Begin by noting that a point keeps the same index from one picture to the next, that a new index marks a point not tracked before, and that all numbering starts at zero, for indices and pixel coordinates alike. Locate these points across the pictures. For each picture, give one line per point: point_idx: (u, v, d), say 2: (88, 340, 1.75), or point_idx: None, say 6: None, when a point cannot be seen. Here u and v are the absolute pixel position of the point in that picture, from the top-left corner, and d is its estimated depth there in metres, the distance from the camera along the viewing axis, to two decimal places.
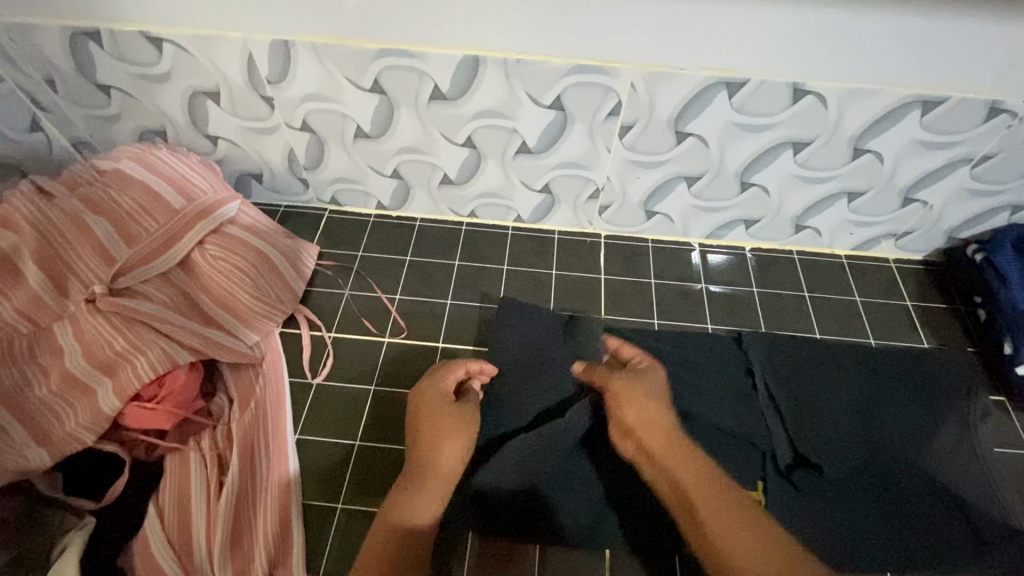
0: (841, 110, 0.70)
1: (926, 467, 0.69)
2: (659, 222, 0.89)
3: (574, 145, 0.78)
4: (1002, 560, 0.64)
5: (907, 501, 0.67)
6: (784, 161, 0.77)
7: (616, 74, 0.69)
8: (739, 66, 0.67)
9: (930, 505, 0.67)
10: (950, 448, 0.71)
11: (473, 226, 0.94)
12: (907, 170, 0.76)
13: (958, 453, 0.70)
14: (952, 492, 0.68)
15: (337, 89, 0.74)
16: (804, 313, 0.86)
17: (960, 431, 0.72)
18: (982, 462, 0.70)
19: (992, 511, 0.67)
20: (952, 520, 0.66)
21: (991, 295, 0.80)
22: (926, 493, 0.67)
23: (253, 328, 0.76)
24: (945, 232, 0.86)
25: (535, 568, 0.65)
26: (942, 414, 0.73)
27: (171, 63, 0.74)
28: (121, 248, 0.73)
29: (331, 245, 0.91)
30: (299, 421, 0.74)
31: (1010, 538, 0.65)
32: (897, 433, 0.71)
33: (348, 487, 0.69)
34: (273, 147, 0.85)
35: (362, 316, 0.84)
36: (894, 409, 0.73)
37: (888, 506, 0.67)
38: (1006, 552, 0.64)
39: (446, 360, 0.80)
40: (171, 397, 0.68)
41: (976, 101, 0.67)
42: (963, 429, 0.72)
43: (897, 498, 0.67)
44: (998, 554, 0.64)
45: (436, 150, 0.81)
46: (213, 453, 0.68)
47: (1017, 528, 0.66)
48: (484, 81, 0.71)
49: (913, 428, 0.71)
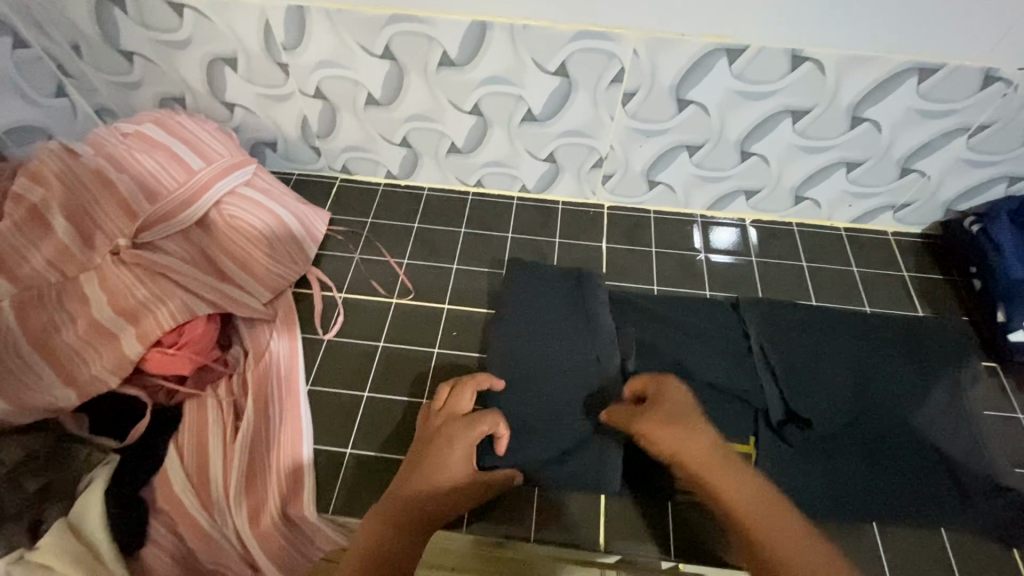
0: (838, 78, 0.71)
1: (916, 426, 0.71)
2: (661, 193, 0.92)
3: (578, 113, 0.80)
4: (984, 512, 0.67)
5: (897, 457, 0.69)
6: (783, 130, 0.78)
7: (619, 41, 0.71)
8: (739, 33, 0.69)
9: (920, 461, 0.69)
10: (943, 409, 0.72)
11: (480, 195, 0.97)
12: (905, 140, 0.78)
13: (949, 414, 0.72)
14: (942, 449, 0.69)
15: (350, 55, 0.77)
16: (801, 283, 0.88)
17: (952, 392, 0.73)
18: (973, 422, 0.72)
19: (981, 468, 0.68)
20: (940, 476, 0.68)
21: (985, 265, 0.82)
22: (915, 450, 0.69)
23: (267, 286, 0.79)
24: (943, 205, 0.87)
25: (534, 515, 0.69)
26: (934, 376, 0.74)
27: (192, 29, 0.78)
28: (143, 205, 0.76)
29: (342, 212, 0.94)
30: (311, 374, 0.77)
31: (994, 493, 0.67)
32: (887, 393, 0.73)
33: (357, 434, 0.72)
34: (287, 114, 0.88)
35: (372, 279, 0.87)
36: (887, 371, 0.75)
37: (878, 461, 0.69)
38: (989, 505, 0.67)
39: (452, 320, 0.83)
40: (190, 345, 0.72)
41: (971, 69, 0.69)
42: (955, 391, 0.74)
43: (888, 454, 0.69)
44: (982, 508, 0.67)
45: (445, 118, 0.84)
46: (229, 400, 0.72)
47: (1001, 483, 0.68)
48: (491, 49, 0.74)
49: (904, 389, 0.73)
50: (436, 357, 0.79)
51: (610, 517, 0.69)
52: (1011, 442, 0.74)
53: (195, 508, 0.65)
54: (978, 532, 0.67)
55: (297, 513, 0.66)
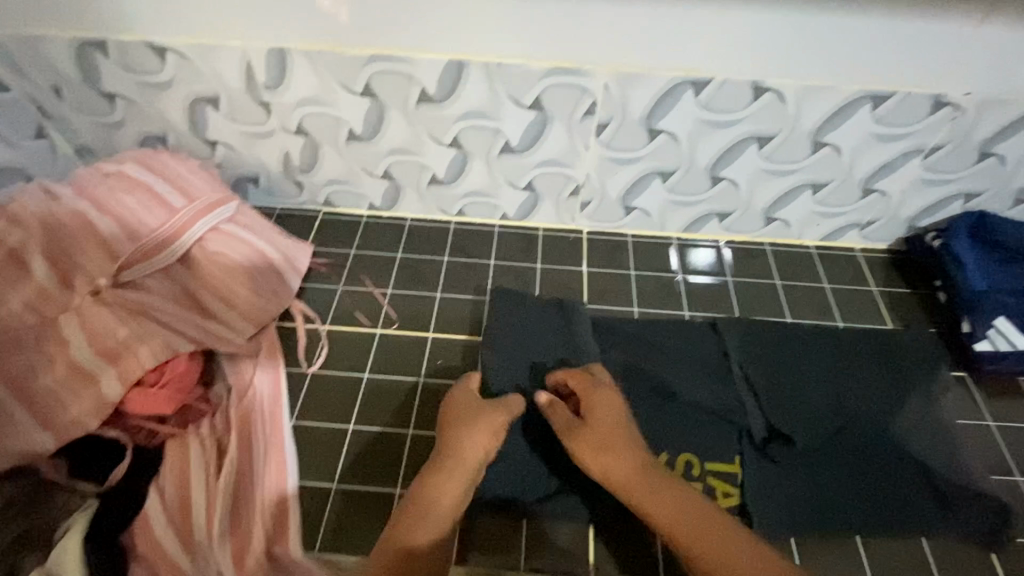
0: (799, 106, 0.75)
1: (892, 437, 0.73)
2: (638, 217, 0.94)
3: (554, 144, 0.83)
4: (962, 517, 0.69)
5: (878, 468, 0.71)
6: (750, 155, 0.82)
7: (590, 76, 0.74)
8: (703, 66, 0.73)
9: (902, 471, 0.71)
10: (915, 418, 0.75)
11: (462, 224, 0.98)
12: (865, 163, 0.82)
13: (923, 423, 0.75)
14: (919, 459, 0.71)
15: (332, 93, 0.79)
16: (776, 301, 0.90)
17: (924, 402, 0.76)
18: (945, 430, 0.74)
19: (956, 475, 0.71)
20: (920, 484, 0.70)
21: (949, 278, 0.85)
22: (896, 459, 0.71)
23: (251, 321, 0.80)
24: (905, 222, 0.91)
25: (522, 546, 0.68)
26: (907, 387, 0.77)
27: (174, 71, 0.79)
28: (124, 244, 0.76)
29: (325, 244, 0.95)
30: (296, 408, 0.77)
31: (972, 499, 0.69)
32: (865, 405, 0.75)
33: (343, 469, 0.72)
34: (269, 151, 0.89)
35: (355, 310, 0.87)
36: (864, 385, 0.77)
37: (862, 473, 0.70)
38: (967, 512, 0.69)
39: (437, 349, 0.83)
40: (172, 383, 0.72)
41: (921, 95, 0.73)
42: (926, 399, 0.76)
43: (871, 465, 0.71)
44: (961, 516, 0.68)
45: (426, 151, 0.86)
46: (212, 437, 0.71)
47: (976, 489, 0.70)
48: (469, 85, 0.77)
49: (881, 401, 0.76)
50: (421, 386, 0.79)
51: (600, 543, 0.69)
52: (986, 450, 0.76)
53: (178, 552, 0.64)
54: (959, 540, 0.68)
55: (284, 553, 0.64)
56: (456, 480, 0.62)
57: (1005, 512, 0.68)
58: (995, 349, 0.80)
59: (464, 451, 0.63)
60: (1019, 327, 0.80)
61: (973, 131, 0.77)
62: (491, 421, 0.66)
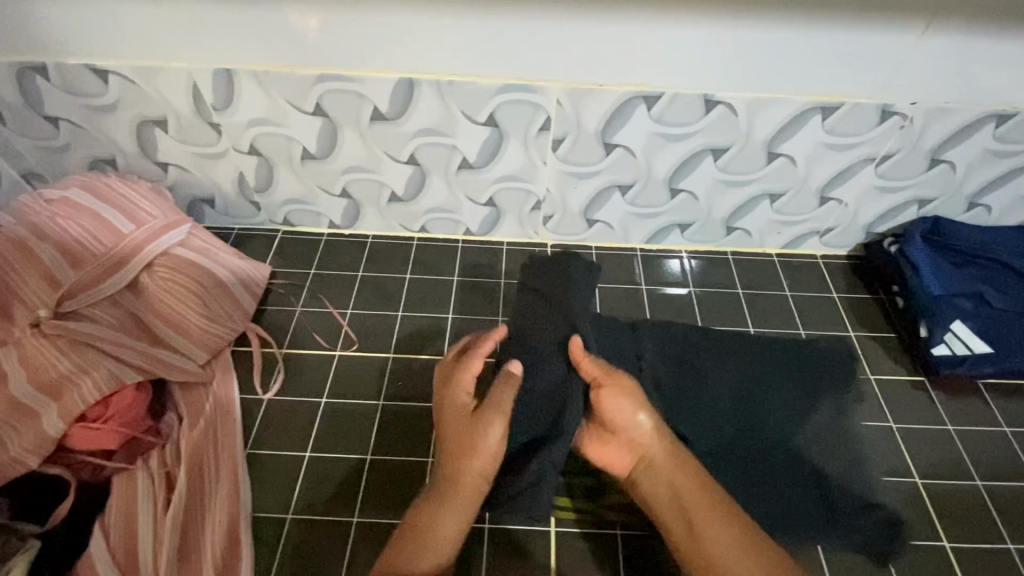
0: (751, 118, 0.76)
1: (802, 446, 0.70)
2: (600, 230, 0.94)
3: (511, 160, 0.83)
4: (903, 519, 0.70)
5: (755, 483, 0.67)
6: (706, 167, 0.82)
7: (542, 92, 0.74)
8: (653, 81, 0.73)
9: (785, 484, 0.67)
10: (820, 425, 0.71)
11: (424, 240, 0.97)
12: (820, 172, 0.82)
13: (835, 432, 0.72)
14: (814, 468, 0.69)
15: (282, 113, 0.78)
16: (739, 309, 0.90)
17: (836, 408, 0.73)
18: (850, 438, 0.71)
19: (856, 485, 0.69)
20: (821, 495, 0.67)
21: (905, 283, 0.86)
22: (765, 474, 0.68)
23: (204, 348, 0.78)
24: (863, 228, 0.92)
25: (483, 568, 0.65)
26: (818, 392, 0.74)
27: (119, 94, 0.78)
28: (67, 273, 0.74)
29: (284, 265, 0.93)
30: (250, 436, 0.75)
31: (867, 510, 0.67)
32: (775, 415, 0.71)
33: (299, 498, 0.70)
34: (222, 171, 0.87)
35: (315, 332, 0.86)
36: (768, 391, 0.72)
37: (754, 488, 0.67)
38: (861, 523, 0.67)
39: (397, 370, 0.82)
40: (117, 417, 0.69)
41: (868, 105, 0.74)
42: (836, 408, 0.73)
43: (777, 478, 0.68)
44: (830, 529, 0.66)
45: (383, 169, 0.85)
46: (161, 471, 0.69)
47: (870, 500, 0.68)
48: (422, 103, 0.76)
49: (781, 408, 0.71)
50: (381, 410, 0.78)
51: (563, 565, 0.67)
52: (946, 454, 0.76)
53: None
54: (917, 544, 0.69)
55: None
56: (457, 505, 0.61)
57: (898, 521, 0.67)
58: (952, 354, 0.81)
59: (467, 473, 0.61)
60: (975, 331, 0.82)
61: (921, 140, 0.79)
62: (501, 445, 0.61)
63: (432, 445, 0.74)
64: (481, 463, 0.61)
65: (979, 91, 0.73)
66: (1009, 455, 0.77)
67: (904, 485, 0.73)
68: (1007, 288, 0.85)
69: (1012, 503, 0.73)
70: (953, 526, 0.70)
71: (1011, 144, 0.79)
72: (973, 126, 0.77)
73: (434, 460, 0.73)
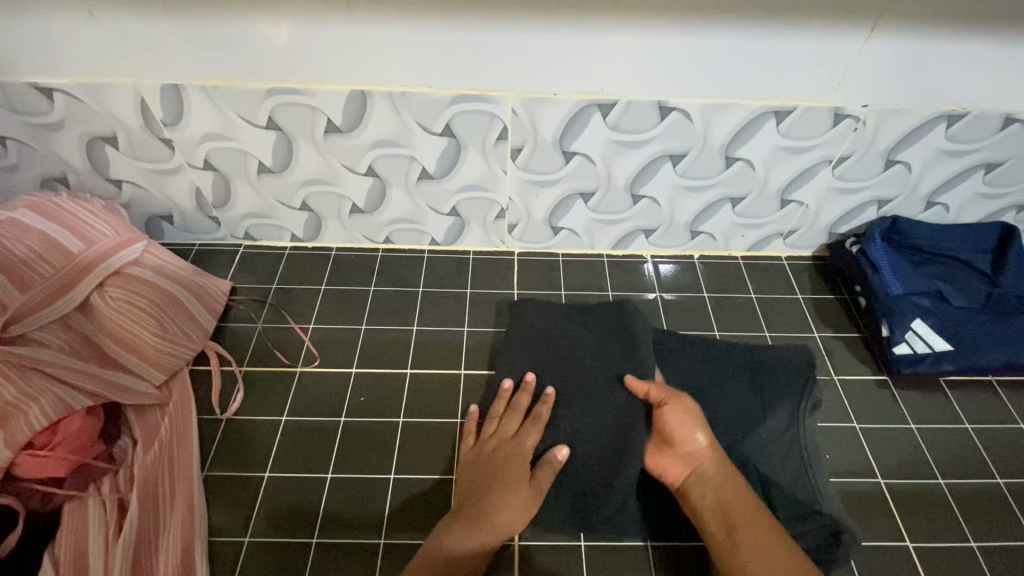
0: (705, 123, 0.76)
1: (745, 451, 0.71)
2: (566, 236, 0.94)
3: (470, 170, 0.82)
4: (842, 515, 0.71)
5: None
6: (666, 172, 0.82)
7: (496, 102, 0.74)
8: (606, 88, 0.73)
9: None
10: (773, 433, 0.71)
11: (389, 251, 0.96)
12: (778, 175, 0.83)
13: (781, 441, 0.71)
14: (760, 475, 0.69)
15: (234, 127, 0.77)
16: (704, 313, 0.91)
17: (791, 417, 0.72)
18: (802, 448, 0.70)
19: (797, 493, 0.68)
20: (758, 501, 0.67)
21: (866, 283, 0.87)
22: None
23: (159, 368, 0.76)
24: (826, 229, 0.93)
25: None
26: (773, 401, 0.73)
27: (66, 112, 0.76)
28: (14, 296, 0.72)
29: (246, 280, 0.92)
30: (207, 458, 0.73)
31: (806, 518, 0.66)
32: (719, 419, 0.72)
33: (257, 519, 0.68)
34: (178, 188, 0.86)
35: (276, 348, 0.84)
36: (717, 400, 0.74)
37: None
38: (796, 529, 0.66)
39: (360, 384, 0.81)
40: (66, 444, 0.67)
41: (820, 109, 0.75)
42: (792, 416, 0.72)
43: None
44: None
45: (342, 181, 0.84)
46: (114, 496, 0.67)
47: (813, 510, 0.66)
48: (376, 114, 0.75)
49: (727, 413, 0.73)
50: (342, 426, 0.76)
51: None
52: (908, 452, 0.77)
53: None
54: (878, 543, 0.69)
55: None
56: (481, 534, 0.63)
57: (838, 536, 0.65)
58: (913, 352, 0.82)
59: (501, 511, 0.64)
60: (934, 328, 0.82)
61: (875, 141, 0.79)
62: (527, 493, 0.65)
63: (393, 461, 0.73)
64: (511, 515, 0.64)
65: (928, 93, 0.74)
66: (970, 451, 0.77)
67: (867, 484, 0.74)
68: (961, 284, 0.86)
69: (972, 498, 0.73)
70: (914, 523, 0.71)
71: (964, 144, 0.80)
72: (925, 126, 0.78)
73: (396, 476, 0.72)
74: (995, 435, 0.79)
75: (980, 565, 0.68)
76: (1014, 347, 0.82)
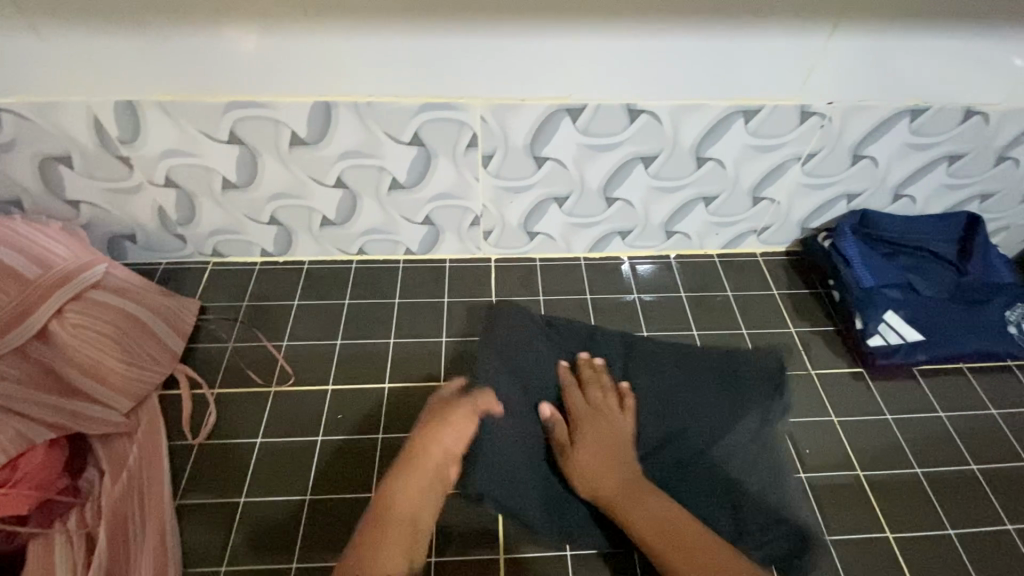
0: (675, 125, 0.76)
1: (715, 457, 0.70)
2: (542, 241, 0.93)
3: (442, 178, 0.81)
4: (820, 510, 0.72)
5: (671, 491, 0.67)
6: (638, 175, 0.82)
7: (464, 109, 0.73)
8: (575, 93, 0.72)
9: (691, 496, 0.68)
10: (745, 438, 0.72)
11: (364, 262, 0.94)
12: (749, 173, 0.83)
13: (753, 446, 0.71)
14: (733, 482, 0.68)
15: (195, 143, 0.75)
16: (683, 313, 0.91)
17: (761, 421, 0.73)
18: (774, 453, 0.71)
19: (767, 497, 0.68)
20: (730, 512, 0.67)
21: (840, 277, 0.88)
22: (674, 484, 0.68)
23: (126, 394, 0.73)
24: (798, 224, 0.94)
25: None
26: (743, 407, 0.74)
27: (15, 131, 0.73)
28: None
29: (215, 298, 0.89)
30: (180, 486, 0.71)
31: (772, 525, 0.66)
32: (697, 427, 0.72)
33: (231, 548, 0.66)
34: (140, 206, 0.83)
35: (249, 368, 0.82)
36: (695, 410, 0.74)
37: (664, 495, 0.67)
38: (763, 537, 0.65)
39: (337, 402, 0.79)
40: (26, 480, 0.64)
41: (787, 107, 0.76)
42: (763, 419, 0.73)
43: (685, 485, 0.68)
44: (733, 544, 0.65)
45: (310, 194, 0.82)
46: (81, 531, 0.65)
47: (783, 515, 0.66)
48: (342, 125, 0.73)
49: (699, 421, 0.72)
50: (320, 446, 0.75)
51: None
52: (884, 443, 0.78)
53: None
54: (859, 535, 0.70)
55: None
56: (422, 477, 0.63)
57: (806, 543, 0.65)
58: (887, 344, 0.83)
59: (435, 451, 0.64)
60: (906, 319, 0.84)
61: (842, 137, 0.80)
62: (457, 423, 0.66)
63: (374, 479, 0.72)
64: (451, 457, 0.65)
65: (892, 88, 0.75)
66: (944, 439, 0.79)
67: (847, 478, 0.74)
68: (929, 274, 0.88)
69: (949, 487, 0.74)
70: (894, 515, 0.72)
71: (928, 138, 0.82)
72: (890, 121, 0.79)
73: (377, 494, 0.71)
74: (969, 422, 0.80)
75: (958, 553, 0.69)
76: (980, 335, 0.84)
